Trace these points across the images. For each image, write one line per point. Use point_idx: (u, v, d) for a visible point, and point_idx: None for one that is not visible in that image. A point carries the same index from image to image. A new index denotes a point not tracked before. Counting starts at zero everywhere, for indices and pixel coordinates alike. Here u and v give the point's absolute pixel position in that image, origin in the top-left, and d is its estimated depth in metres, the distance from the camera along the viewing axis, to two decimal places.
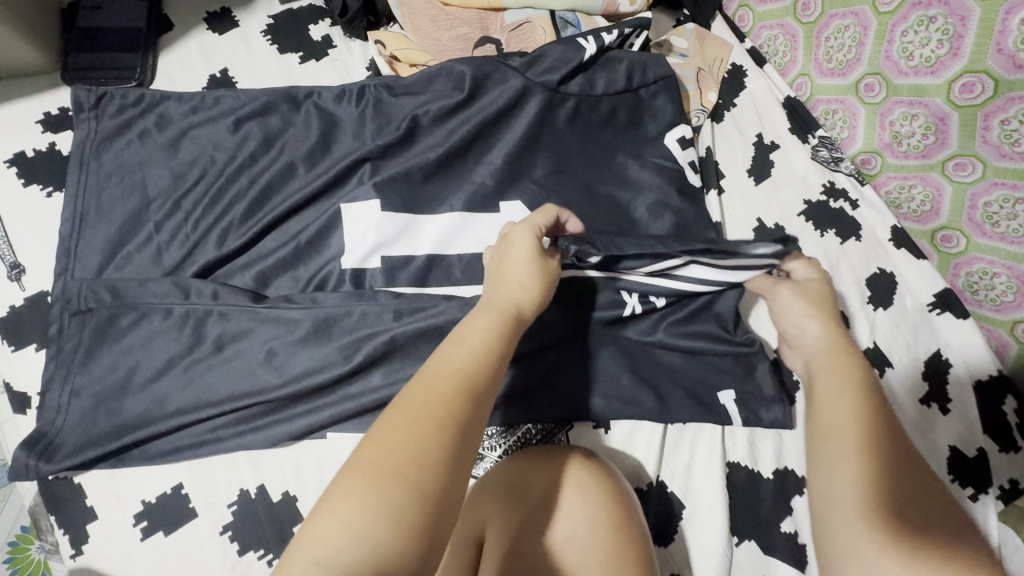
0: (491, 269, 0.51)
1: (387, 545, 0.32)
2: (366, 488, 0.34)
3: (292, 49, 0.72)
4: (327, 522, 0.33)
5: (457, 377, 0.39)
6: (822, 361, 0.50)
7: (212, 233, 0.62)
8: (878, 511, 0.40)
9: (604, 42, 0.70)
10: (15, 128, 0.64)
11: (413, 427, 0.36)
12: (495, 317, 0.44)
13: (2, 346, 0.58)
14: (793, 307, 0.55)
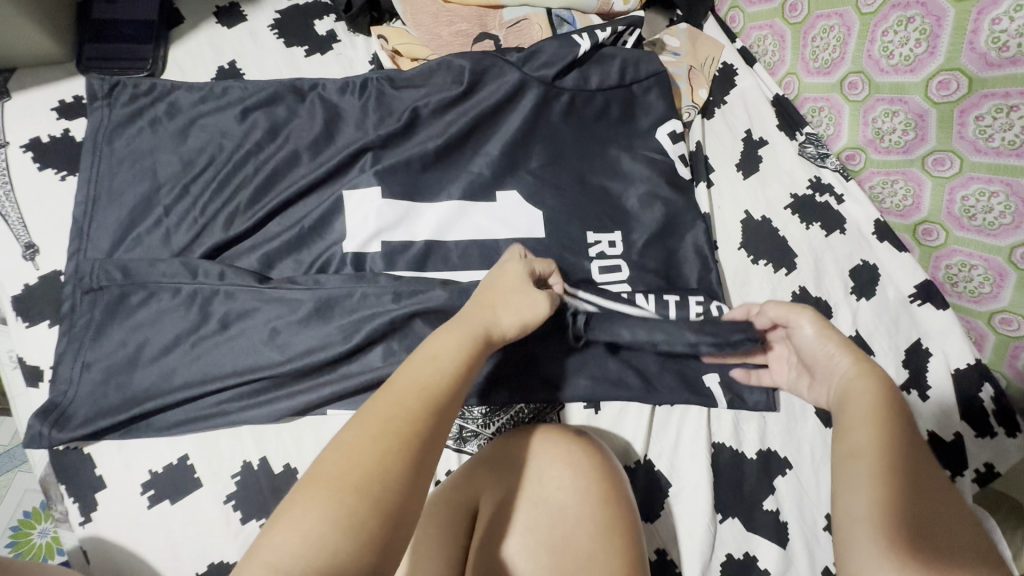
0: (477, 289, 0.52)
1: (343, 550, 0.34)
2: (327, 498, 0.35)
3: (297, 43, 0.75)
4: (289, 530, 0.34)
5: (424, 394, 0.40)
6: (843, 389, 0.48)
7: (219, 217, 0.65)
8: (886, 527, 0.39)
9: (598, 39, 0.72)
10: (31, 115, 0.67)
11: (377, 440, 0.37)
12: (462, 336, 0.45)
13: (16, 322, 0.61)
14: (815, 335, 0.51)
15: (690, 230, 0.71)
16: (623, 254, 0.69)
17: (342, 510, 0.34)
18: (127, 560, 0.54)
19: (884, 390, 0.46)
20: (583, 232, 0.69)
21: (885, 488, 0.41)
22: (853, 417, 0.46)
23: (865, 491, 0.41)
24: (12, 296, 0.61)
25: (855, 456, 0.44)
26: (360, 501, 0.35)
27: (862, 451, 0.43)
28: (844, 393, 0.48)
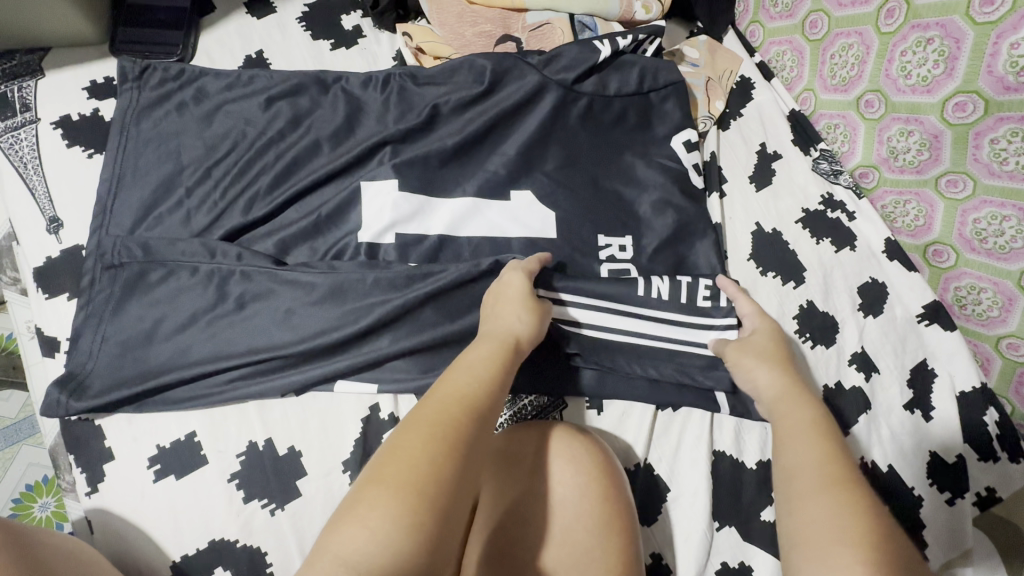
0: (486, 305, 0.57)
1: (407, 547, 0.35)
2: (385, 498, 0.36)
3: (323, 36, 0.76)
4: (353, 529, 0.35)
5: (464, 399, 0.42)
6: (777, 409, 0.52)
7: (240, 202, 0.66)
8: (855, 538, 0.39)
9: (618, 47, 0.73)
10: (63, 93, 0.68)
11: (427, 444, 0.38)
12: (495, 345, 0.49)
13: (37, 292, 0.62)
14: (746, 360, 0.59)
15: (701, 239, 0.72)
16: (632, 258, 0.70)
17: (401, 507, 0.35)
18: (131, 532, 0.55)
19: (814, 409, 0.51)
20: (594, 235, 0.70)
21: (848, 503, 0.42)
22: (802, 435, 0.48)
23: (825, 504, 0.42)
24: (35, 268, 0.63)
25: (805, 471, 0.45)
26: (418, 499, 0.36)
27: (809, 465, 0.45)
28: (783, 415, 0.51)
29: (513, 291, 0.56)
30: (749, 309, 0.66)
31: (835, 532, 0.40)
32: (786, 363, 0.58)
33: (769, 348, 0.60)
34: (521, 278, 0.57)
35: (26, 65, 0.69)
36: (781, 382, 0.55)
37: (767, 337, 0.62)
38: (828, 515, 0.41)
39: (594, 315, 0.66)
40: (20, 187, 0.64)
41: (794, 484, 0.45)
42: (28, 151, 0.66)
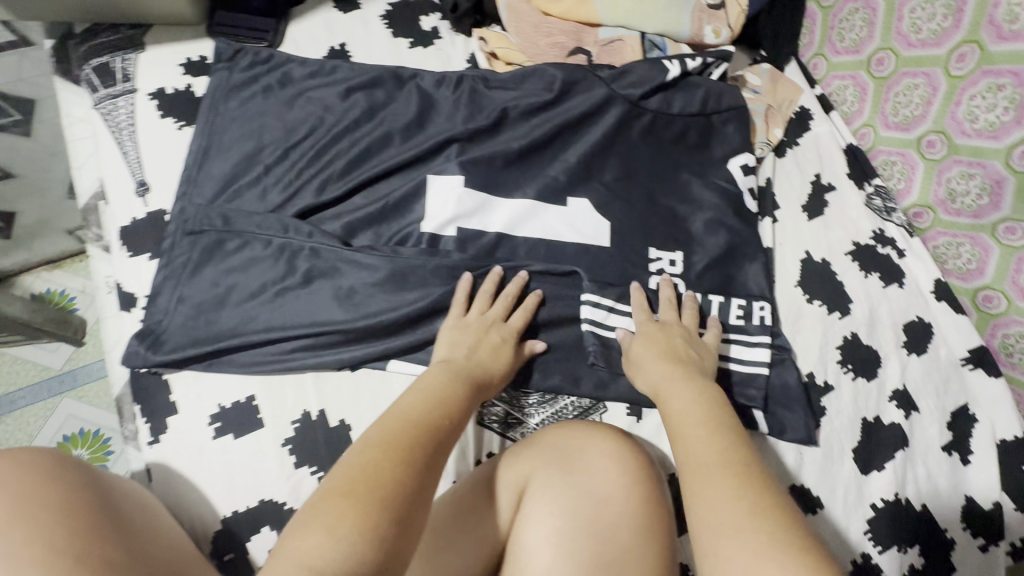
0: (454, 332, 0.61)
1: (372, 552, 0.38)
2: (351, 509, 0.39)
3: (403, 34, 0.79)
4: (320, 536, 0.38)
5: (424, 423, 0.48)
6: (670, 401, 0.56)
7: (313, 182, 0.69)
8: (756, 516, 0.43)
9: (688, 68, 0.75)
10: (160, 67, 0.72)
11: (390, 461, 0.43)
12: (460, 378, 0.55)
13: (122, 250, 0.66)
14: (649, 355, 0.62)
15: (750, 262, 0.73)
16: (681, 273, 0.72)
17: (366, 519, 0.39)
18: (188, 482, 0.58)
19: (709, 397, 0.55)
20: (646, 247, 0.72)
21: (747, 489, 0.45)
22: (702, 433, 0.50)
23: (732, 496, 0.44)
24: (121, 227, 0.67)
25: (705, 465, 0.47)
26: (382, 508, 0.40)
27: (708, 454, 0.48)
28: (679, 409, 0.54)
29: (495, 334, 0.62)
30: (640, 320, 0.66)
31: (737, 515, 0.43)
32: (679, 354, 0.61)
33: (658, 351, 0.62)
34: (511, 326, 0.63)
35: (130, 38, 0.74)
36: (661, 378, 0.59)
37: (654, 343, 0.63)
38: (728, 501, 0.44)
39: (629, 321, 0.68)
40: (115, 150, 0.69)
41: (693, 474, 0.47)
42: (124, 118, 0.70)
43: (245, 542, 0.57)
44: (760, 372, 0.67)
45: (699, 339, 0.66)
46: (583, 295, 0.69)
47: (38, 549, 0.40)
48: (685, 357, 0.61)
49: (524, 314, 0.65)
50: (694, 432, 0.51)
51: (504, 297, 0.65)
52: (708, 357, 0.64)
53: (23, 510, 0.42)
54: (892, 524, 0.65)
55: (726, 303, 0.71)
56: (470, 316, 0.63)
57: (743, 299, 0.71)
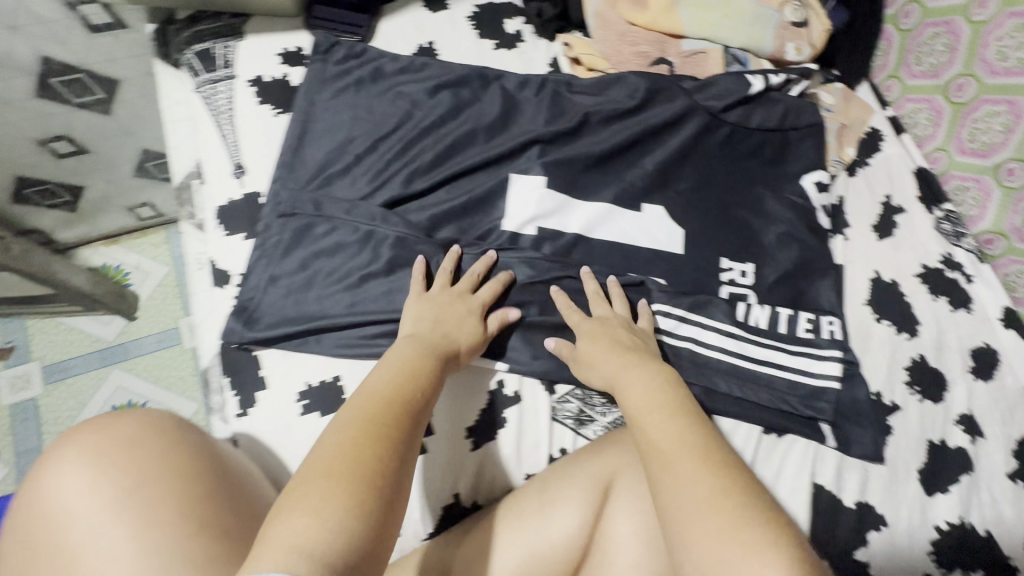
0: (413, 311, 0.61)
1: (356, 529, 0.38)
2: (329, 490, 0.39)
3: (488, 36, 0.81)
4: (300, 519, 0.37)
5: (392, 399, 0.48)
6: (630, 391, 0.54)
7: (401, 174, 0.72)
8: (729, 493, 0.42)
9: (770, 83, 0.76)
10: (259, 56, 0.75)
11: (363, 441, 0.43)
12: (429, 353, 0.55)
13: (219, 228, 0.69)
14: (599, 349, 0.60)
15: (822, 278, 0.74)
16: (752, 285, 0.73)
17: (352, 501, 0.39)
18: (276, 456, 0.61)
19: (669, 383, 0.54)
20: (718, 257, 0.73)
21: (721, 472, 0.44)
22: (664, 418, 0.49)
23: (698, 477, 0.43)
24: (218, 207, 0.70)
25: (667, 448, 0.46)
26: (362, 486, 0.40)
27: (677, 439, 0.47)
28: (640, 399, 0.53)
29: (462, 305, 0.62)
30: (575, 319, 0.65)
31: (710, 495, 0.42)
32: (626, 345, 0.60)
33: (607, 339, 0.61)
34: (478, 297, 0.64)
35: (231, 26, 0.77)
36: (617, 371, 0.57)
37: (602, 333, 0.62)
38: (698, 484, 0.43)
39: (699, 330, 0.69)
40: (215, 133, 0.72)
41: (662, 460, 0.46)
42: (224, 102, 0.73)
43: None
44: (832, 387, 0.68)
45: (637, 326, 0.65)
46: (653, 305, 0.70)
47: (169, 513, 0.47)
48: (631, 345, 0.61)
49: (495, 287, 0.65)
50: (662, 417, 0.50)
51: (470, 275, 0.65)
52: (649, 341, 0.64)
53: (150, 476, 0.49)
54: (954, 546, 0.66)
55: (794, 317, 0.72)
56: (433, 292, 0.63)
57: (812, 313, 0.72)
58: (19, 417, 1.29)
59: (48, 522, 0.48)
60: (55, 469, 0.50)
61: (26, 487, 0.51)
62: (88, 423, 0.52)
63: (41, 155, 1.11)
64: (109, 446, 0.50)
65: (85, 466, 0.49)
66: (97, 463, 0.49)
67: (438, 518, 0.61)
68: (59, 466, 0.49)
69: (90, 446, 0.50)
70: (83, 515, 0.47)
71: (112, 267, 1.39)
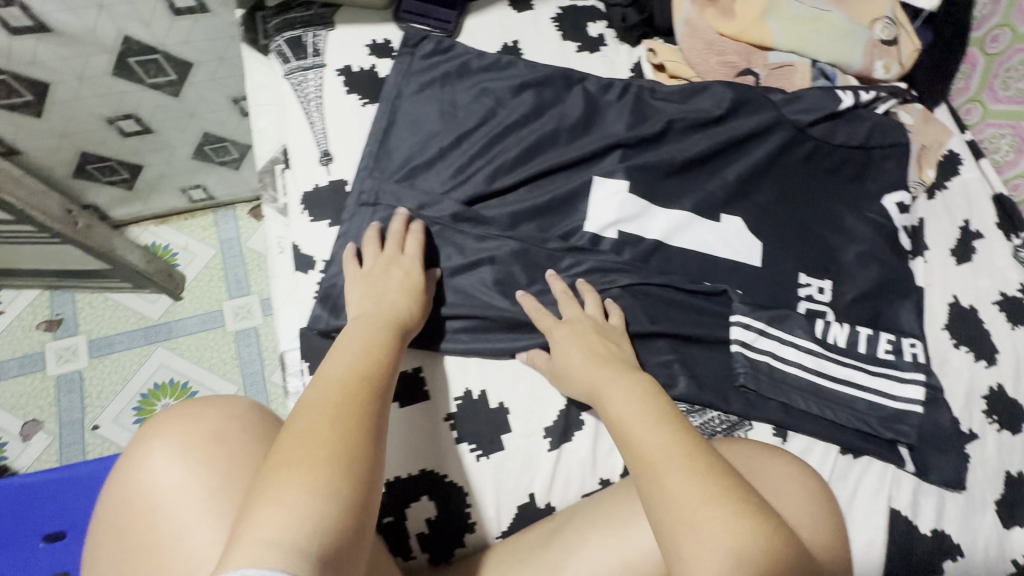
0: (366, 293, 0.61)
1: (328, 512, 0.40)
2: (303, 478, 0.41)
3: (572, 38, 0.82)
4: (273, 510, 0.39)
5: (358, 384, 0.49)
6: (608, 399, 0.55)
7: (485, 171, 0.72)
8: (722, 497, 0.45)
9: (859, 100, 0.76)
10: (349, 46, 0.76)
11: (329, 426, 0.44)
12: (381, 334, 0.56)
13: (303, 214, 0.70)
14: (574, 351, 0.60)
15: (901, 301, 0.73)
16: (830, 302, 0.72)
17: (326, 485, 0.41)
18: None
19: (645, 388, 0.55)
20: (797, 272, 0.73)
21: (707, 476, 0.46)
22: (649, 426, 0.50)
23: (690, 482, 0.46)
24: (304, 192, 0.71)
25: (657, 454, 0.48)
26: (330, 470, 0.42)
27: (663, 443, 0.49)
28: (620, 408, 0.53)
29: (396, 271, 0.62)
30: (546, 321, 0.64)
31: (705, 497, 0.45)
32: (604, 348, 0.60)
33: (585, 344, 0.60)
34: (415, 265, 0.63)
35: (321, 16, 0.78)
36: (592, 376, 0.57)
37: (577, 339, 0.61)
38: (693, 489, 0.45)
39: (777, 345, 0.68)
40: (303, 119, 0.72)
41: (653, 469, 0.47)
42: (313, 90, 0.74)
43: (404, 507, 0.59)
44: (914, 411, 0.67)
45: (608, 323, 0.64)
46: (732, 316, 0.69)
47: None
48: (605, 351, 0.60)
49: (417, 239, 0.65)
50: (646, 424, 0.51)
51: (392, 236, 0.65)
52: (623, 343, 0.63)
53: (232, 474, 0.50)
54: None
55: (875, 337, 0.71)
56: (368, 265, 0.64)
57: (891, 334, 0.71)
58: (64, 388, 1.31)
59: (143, 507, 0.51)
60: (148, 454, 0.53)
61: (119, 469, 0.54)
62: (176, 408, 0.56)
63: (108, 133, 1.13)
64: (197, 437, 0.52)
65: (178, 456, 0.52)
66: (189, 453, 0.52)
67: (513, 517, 0.60)
68: (155, 452, 0.52)
69: (180, 436, 0.53)
70: (177, 505, 0.50)
71: (161, 246, 1.41)
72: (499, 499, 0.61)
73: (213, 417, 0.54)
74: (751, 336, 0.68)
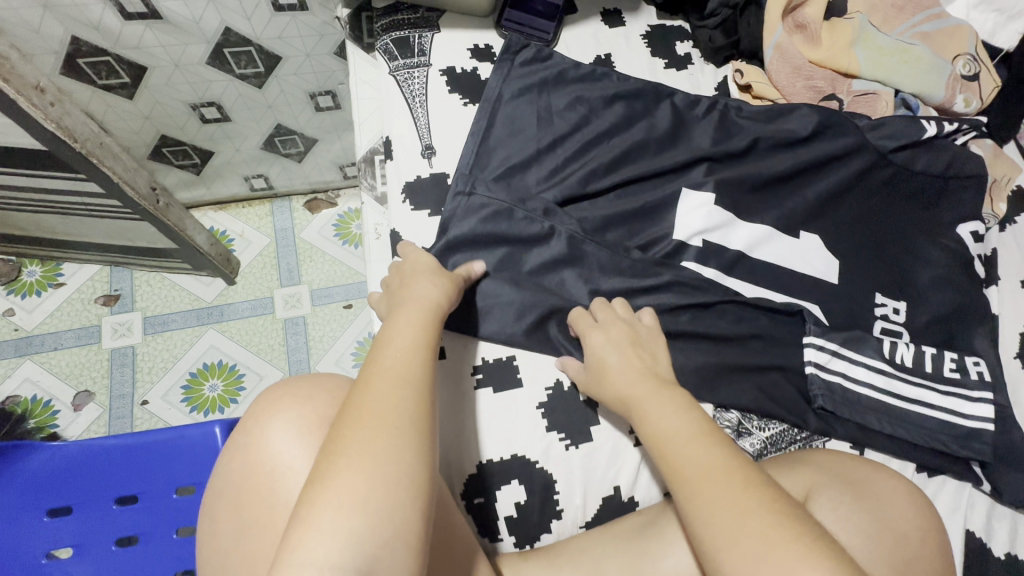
0: (397, 284, 0.64)
1: (361, 523, 0.42)
2: (335, 493, 0.43)
3: (660, 54, 0.85)
4: (311, 530, 0.41)
5: (390, 377, 0.50)
6: (645, 412, 0.55)
7: (579, 174, 0.75)
8: (767, 518, 0.44)
9: (941, 131, 0.79)
10: (452, 49, 0.81)
11: (358, 430, 0.46)
12: (416, 321, 0.57)
13: (405, 203, 0.74)
14: (613, 359, 0.60)
15: (976, 325, 0.74)
16: (905, 323, 0.74)
17: (357, 495, 0.43)
18: (460, 424, 0.63)
19: (680, 400, 0.55)
20: (875, 292, 0.74)
21: (751, 497, 0.46)
22: (682, 439, 0.51)
23: (726, 497, 0.46)
24: (405, 182, 0.74)
25: (695, 468, 0.49)
26: (359, 478, 0.43)
27: (698, 458, 0.49)
28: (655, 423, 0.54)
29: (412, 266, 0.65)
30: (585, 321, 0.65)
31: (750, 522, 0.44)
32: (643, 355, 0.61)
33: (619, 345, 0.61)
34: (423, 253, 0.67)
35: (426, 19, 0.82)
36: (628, 389, 0.58)
37: (609, 343, 0.62)
38: (734, 511, 0.45)
39: (848, 365, 0.69)
40: (407, 114, 0.76)
41: (693, 485, 0.48)
42: (417, 87, 0.78)
43: (496, 490, 0.61)
44: (986, 428, 0.68)
45: (643, 325, 0.65)
46: (805, 338, 0.70)
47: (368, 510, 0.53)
48: (642, 357, 0.61)
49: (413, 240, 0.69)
50: (681, 440, 0.51)
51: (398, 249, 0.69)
52: (657, 348, 0.63)
53: None
54: None
55: (940, 355, 0.72)
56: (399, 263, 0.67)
57: (956, 353, 0.72)
58: (117, 362, 1.34)
59: (265, 482, 0.57)
60: (268, 430, 0.59)
61: (239, 444, 0.61)
62: (291, 388, 0.62)
63: (189, 118, 1.17)
64: (315, 421, 0.58)
65: (296, 433, 0.58)
66: (305, 433, 0.58)
67: (598, 508, 0.62)
68: (275, 429, 0.59)
69: (299, 417, 0.59)
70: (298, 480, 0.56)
71: (219, 231, 1.45)
72: (587, 489, 0.62)
73: (317, 404, 0.59)
74: (824, 357, 0.69)
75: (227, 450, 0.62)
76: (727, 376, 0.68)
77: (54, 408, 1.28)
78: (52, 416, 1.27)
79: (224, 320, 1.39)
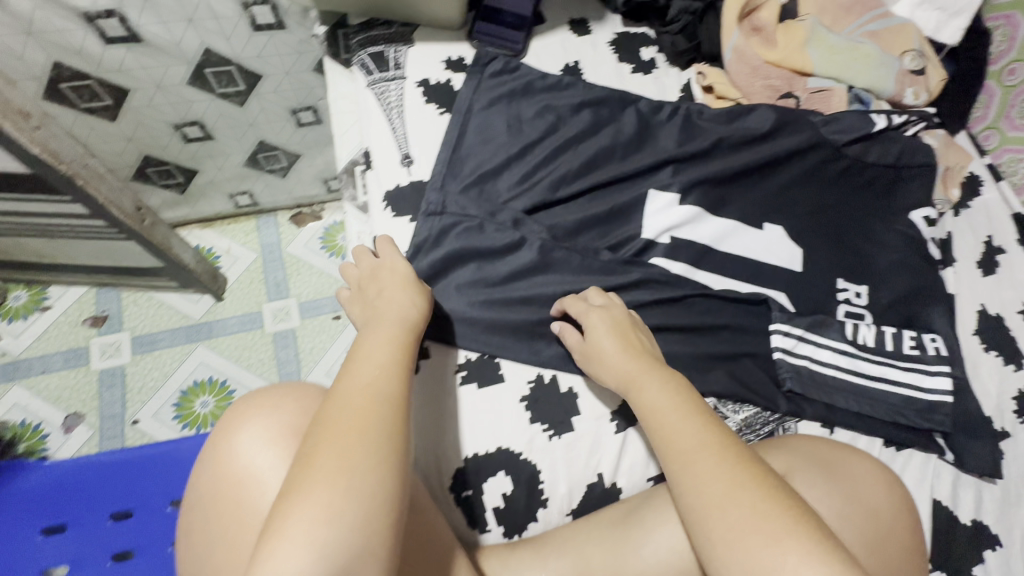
0: (373, 299, 0.65)
1: (331, 537, 0.42)
2: (308, 505, 0.43)
3: (626, 60, 0.89)
4: (284, 542, 0.42)
5: (365, 392, 0.51)
6: (643, 393, 0.57)
7: (551, 178, 0.78)
8: (767, 497, 0.47)
9: (892, 123, 0.84)
10: (427, 62, 0.84)
11: (334, 442, 0.47)
12: (393, 334, 0.59)
13: (386, 211, 0.76)
14: (609, 341, 0.62)
15: (935, 305, 0.78)
16: (867, 305, 0.77)
17: (331, 508, 0.43)
18: (442, 422, 0.65)
19: (677, 381, 0.58)
20: (838, 278, 0.78)
21: (743, 479, 0.49)
22: (678, 417, 0.54)
23: (724, 475, 0.49)
24: (386, 190, 0.77)
25: (697, 446, 0.51)
26: (331, 492, 0.44)
27: (698, 437, 0.52)
28: (654, 403, 0.56)
29: (388, 272, 0.68)
30: (576, 308, 0.67)
31: (755, 498, 0.47)
32: (637, 339, 0.63)
33: (609, 329, 0.63)
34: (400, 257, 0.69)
35: (401, 34, 0.85)
36: (625, 370, 0.60)
37: (604, 326, 0.64)
38: (735, 488, 0.48)
39: (814, 349, 0.73)
40: (385, 125, 0.79)
41: (698, 462, 0.50)
42: (395, 98, 0.81)
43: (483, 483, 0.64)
44: (945, 400, 0.71)
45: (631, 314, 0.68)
46: (772, 325, 0.74)
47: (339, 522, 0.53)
48: (636, 341, 0.63)
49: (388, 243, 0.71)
50: (679, 420, 0.54)
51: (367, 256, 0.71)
52: (648, 335, 0.66)
53: None
54: None
55: (900, 334, 0.76)
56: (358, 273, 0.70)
57: (914, 331, 0.76)
58: (106, 383, 1.34)
59: (236, 490, 0.58)
60: (236, 439, 0.60)
61: (210, 455, 0.61)
62: (261, 396, 0.62)
63: (171, 138, 1.18)
64: (282, 430, 0.59)
65: (265, 441, 0.58)
66: (276, 440, 0.58)
67: (583, 495, 0.65)
68: (245, 438, 0.59)
69: (270, 425, 0.59)
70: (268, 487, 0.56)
71: (205, 248, 1.47)
72: (571, 477, 0.65)
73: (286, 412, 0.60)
74: (791, 342, 0.73)
75: (200, 460, 0.63)
76: (699, 363, 0.71)
77: (43, 431, 1.28)
78: (42, 439, 1.27)
79: (213, 337, 1.40)
